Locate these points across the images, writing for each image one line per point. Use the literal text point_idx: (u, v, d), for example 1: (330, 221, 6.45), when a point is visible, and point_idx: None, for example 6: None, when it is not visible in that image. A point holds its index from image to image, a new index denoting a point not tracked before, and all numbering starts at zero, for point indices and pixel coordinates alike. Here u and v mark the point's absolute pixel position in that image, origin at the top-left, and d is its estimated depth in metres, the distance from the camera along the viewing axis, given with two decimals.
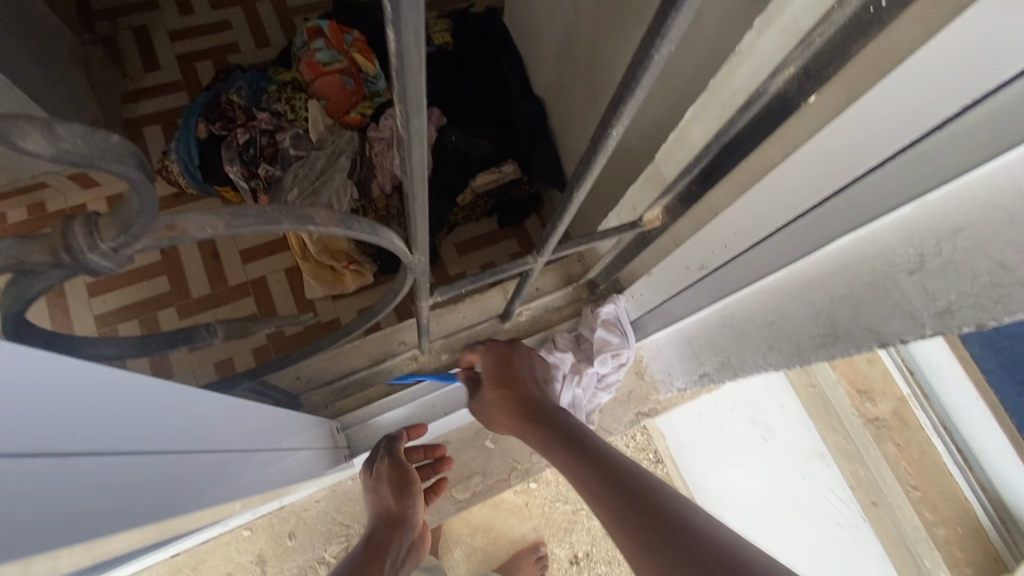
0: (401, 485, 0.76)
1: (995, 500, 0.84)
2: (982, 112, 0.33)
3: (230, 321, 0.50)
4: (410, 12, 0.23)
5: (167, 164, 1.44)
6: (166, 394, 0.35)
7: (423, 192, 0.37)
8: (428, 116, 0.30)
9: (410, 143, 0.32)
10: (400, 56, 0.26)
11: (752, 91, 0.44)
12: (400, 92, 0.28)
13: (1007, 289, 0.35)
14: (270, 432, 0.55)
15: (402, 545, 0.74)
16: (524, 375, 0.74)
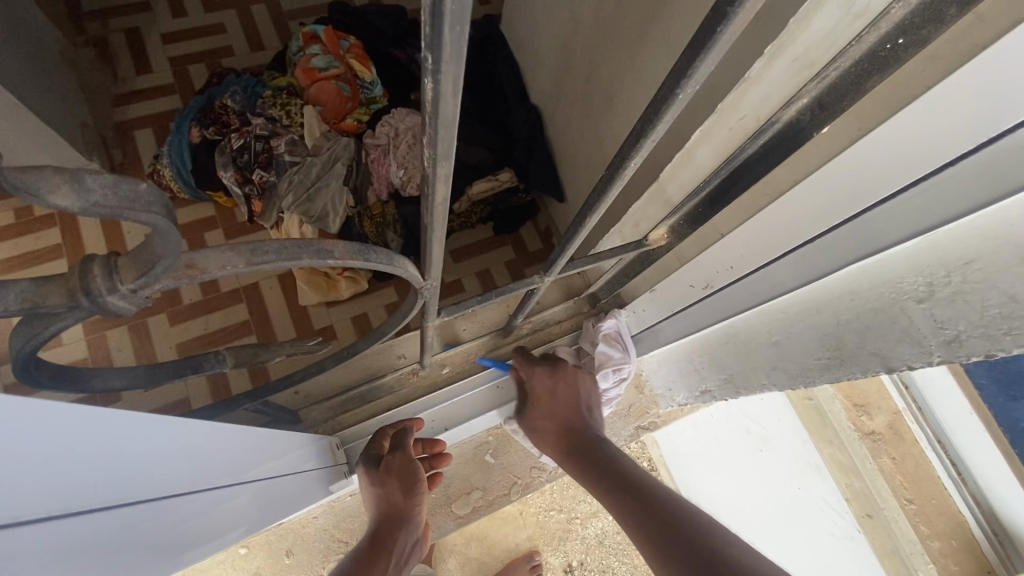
0: (406, 481, 0.71)
1: (988, 513, 0.87)
2: (995, 150, 0.34)
3: (238, 348, 0.49)
4: (450, 63, 0.23)
5: (159, 168, 1.42)
6: (134, 436, 0.34)
7: (442, 224, 0.37)
8: (455, 159, 0.30)
9: (434, 182, 0.32)
10: (431, 96, 0.26)
11: (763, 119, 0.45)
12: (432, 137, 0.28)
13: (1017, 322, 0.35)
14: (255, 458, 0.53)
15: (407, 539, 0.69)
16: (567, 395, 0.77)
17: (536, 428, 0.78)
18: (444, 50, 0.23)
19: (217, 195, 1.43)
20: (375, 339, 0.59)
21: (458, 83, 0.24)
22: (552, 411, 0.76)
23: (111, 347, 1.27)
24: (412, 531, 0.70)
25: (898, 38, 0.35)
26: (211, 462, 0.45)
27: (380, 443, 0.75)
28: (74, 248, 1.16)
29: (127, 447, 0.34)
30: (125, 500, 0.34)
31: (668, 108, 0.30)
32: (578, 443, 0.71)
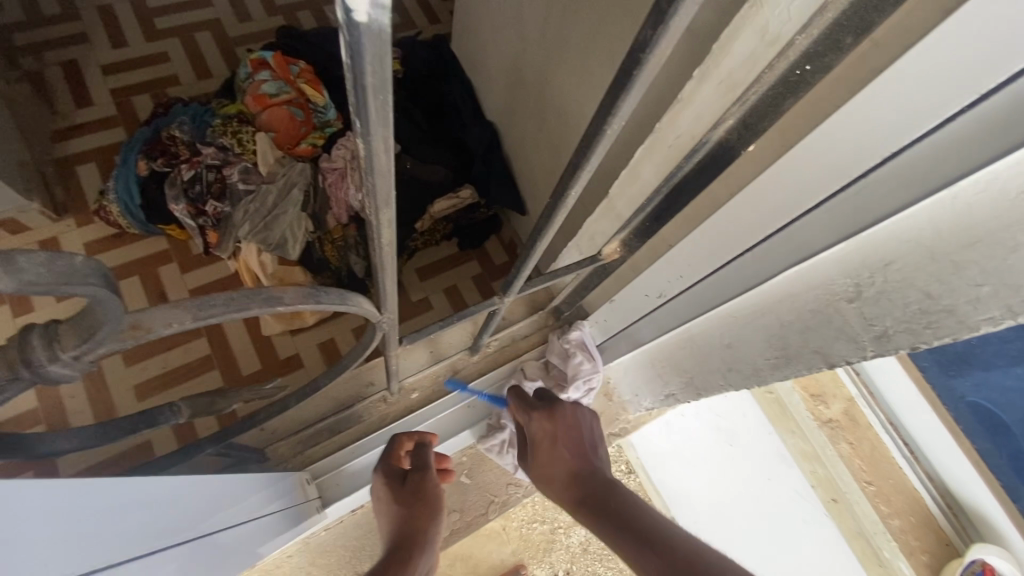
0: (431, 504, 0.66)
1: (943, 489, 0.91)
2: (898, 164, 0.37)
3: (194, 397, 0.48)
4: (377, 124, 0.25)
5: (104, 204, 1.38)
6: (79, 497, 0.33)
7: (391, 261, 0.38)
8: (394, 204, 0.31)
9: (377, 225, 0.33)
10: (365, 148, 0.27)
11: (696, 139, 0.47)
12: (368, 187, 0.29)
13: (934, 317, 0.39)
14: (213, 507, 0.52)
15: (427, 566, 0.61)
16: (563, 444, 0.72)
17: (546, 485, 0.71)
18: (370, 112, 0.24)
19: (170, 229, 1.39)
20: (336, 372, 0.58)
21: (386, 135, 0.25)
22: (556, 458, 0.71)
23: (64, 395, 1.21)
24: (429, 557, 0.62)
25: (805, 65, 0.37)
26: (177, 510, 0.45)
27: (400, 456, 0.73)
28: (18, 305, 1.09)
29: (85, 510, 0.33)
30: (98, 562, 0.33)
31: (598, 142, 0.31)
32: (597, 496, 0.63)
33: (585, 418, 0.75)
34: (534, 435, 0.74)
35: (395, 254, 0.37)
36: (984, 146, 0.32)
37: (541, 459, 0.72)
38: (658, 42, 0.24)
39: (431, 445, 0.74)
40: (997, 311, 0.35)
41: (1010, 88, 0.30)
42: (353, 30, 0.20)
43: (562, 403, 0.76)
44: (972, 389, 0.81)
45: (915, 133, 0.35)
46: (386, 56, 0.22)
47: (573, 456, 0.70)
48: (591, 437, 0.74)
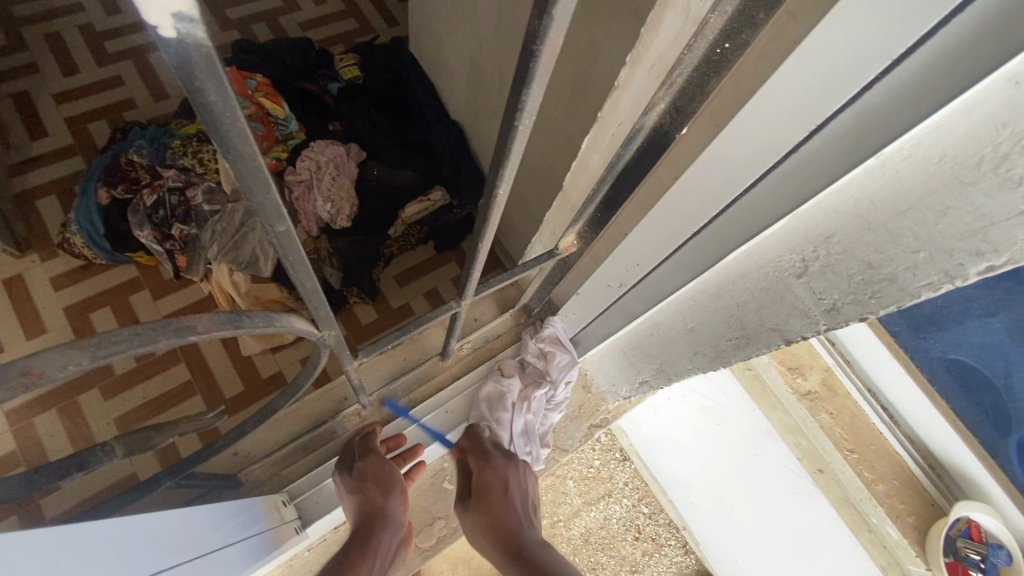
0: (379, 484, 0.72)
1: (925, 450, 0.90)
2: (820, 140, 0.36)
3: (129, 436, 0.46)
4: (243, 149, 0.26)
5: (68, 236, 1.34)
6: (54, 546, 0.33)
7: (310, 278, 0.38)
8: (292, 221, 0.32)
9: (284, 247, 0.34)
10: (235, 169, 0.27)
11: (632, 126, 0.47)
12: (256, 209, 0.30)
13: (876, 287, 0.38)
14: (189, 537, 0.50)
15: (389, 540, 0.72)
16: (506, 506, 0.77)
17: (474, 523, 0.78)
18: (235, 142, 0.25)
19: (138, 256, 1.36)
20: (294, 393, 0.57)
21: (257, 158, 0.26)
22: (489, 511, 0.77)
23: (41, 434, 1.18)
24: (392, 533, 0.72)
25: (725, 43, 0.37)
26: (155, 546, 0.44)
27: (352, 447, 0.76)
28: None
29: (46, 559, 0.32)
30: None
31: (512, 138, 0.31)
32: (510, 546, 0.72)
33: (518, 483, 0.81)
34: (484, 491, 0.78)
35: (312, 268, 0.38)
36: (901, 114, 0.32)
37: (485, 506, 0.77)
38: (546, 33, 0.24)
39: (376, 436, 0.76)
40: (935, 277, 0.35)
41: (917, 54, 0.30)
42: (178, 51, 0.20)
43: (513, 471, 0.81)
44: (953, 344, 0.80)
45: (831, 109, 0.34)
46: (235, 95, 0.23)
47: (505, 507, 0.77)
48: (523, 499, 0.80)
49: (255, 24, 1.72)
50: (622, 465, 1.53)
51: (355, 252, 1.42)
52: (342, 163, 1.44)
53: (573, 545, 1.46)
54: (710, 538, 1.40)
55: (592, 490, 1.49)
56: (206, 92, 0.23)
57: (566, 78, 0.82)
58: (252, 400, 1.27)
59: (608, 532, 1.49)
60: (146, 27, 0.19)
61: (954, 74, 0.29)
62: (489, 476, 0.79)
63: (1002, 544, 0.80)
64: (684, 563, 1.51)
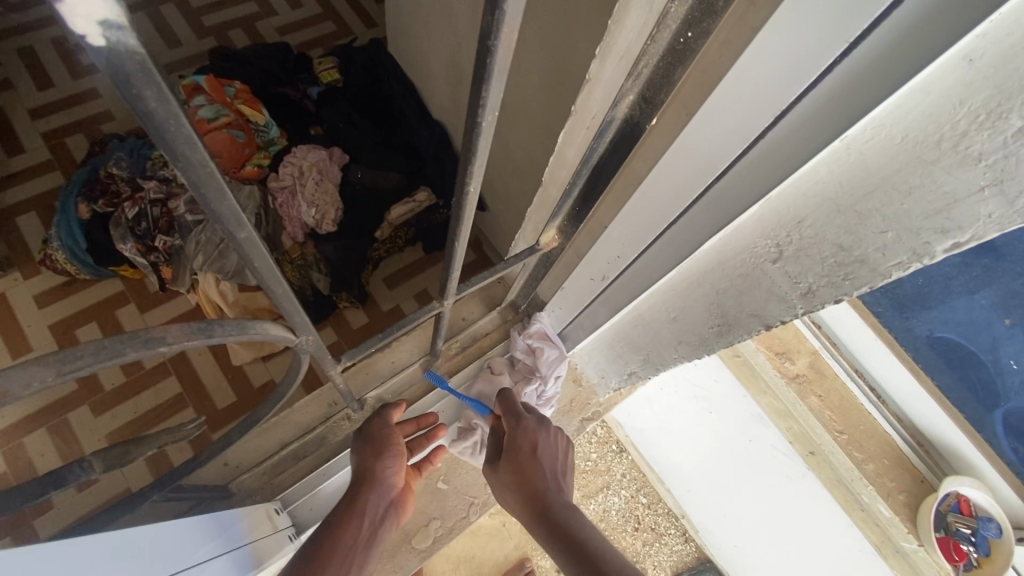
0: (376, 445, 0.67)
1: (912, 429, 0.91)
2: (782, 128, 0.37)
3: (107, 452, 0.46)
4: (191, 156, 0.26)
5: (50, 252, 1.32)
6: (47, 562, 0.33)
7: (281, 284, 0.39)
8: (252, 229, 0.32)
9: (249, 254, 0.34)
10: (187, 176, 0.27)
11: (603, 119, 0.47)
12: (214, 218, 0.31)
13: (850, 268, 0.39)
14: (184, 549, 0.50)
15: (378, 504, 0.67)
16: (537, 471, 0.69)
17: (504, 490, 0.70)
18: (181, 150, 0.25)
19: (123, 269, 1.35)
20: (276, 401, 0.57)
21: (207, 165, 0.26)
22: (518, 478, 0.68)
23: (32, 454, 1.17)
24: (381, 496, 0.67)
25: (687, 33, 0.37)
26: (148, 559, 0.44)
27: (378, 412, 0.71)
28: None
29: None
30: None
31: (476, 135, 0.31)
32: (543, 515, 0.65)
33: (548, 448, 0.71)
34: (513, 450, 0.70)
35: (281, 275, 0.38)
36: (862, 98, 0.32)
37: (513, 472, 0.69)
38: (500, 27, 0.24)
39: (393, 410, 0.70)
40: (904, 256, 0.35)
41: (869, 40, 0.30)
42: (109, 58, 0.20)
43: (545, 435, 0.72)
44: (939, 322, 0.81)
45: (791, 96, 0.34)
46: (174, 102, 0.23)
47: (537, 475, 0.68)
48: (556, 466, 0.71)
49: (230, 30, 1.70)
50: (620, 456, 1.54)
51: (342, 256, 1.42)
52: (325, 168, 1.43)
53: None
54: (709, 524, 1.41)
55: (591, 483, 1.50)
56: (144, 98, 0.22)
57: (545, 73, 0.82)
58: (244, 409, 1.26)
59: (608, 524, 1.49)
60: (72, 36, 0.19)
61: (910, 55, 0.29)
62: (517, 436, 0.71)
63: (991, 516, 0.80)
64: (684, 551, 1.52)
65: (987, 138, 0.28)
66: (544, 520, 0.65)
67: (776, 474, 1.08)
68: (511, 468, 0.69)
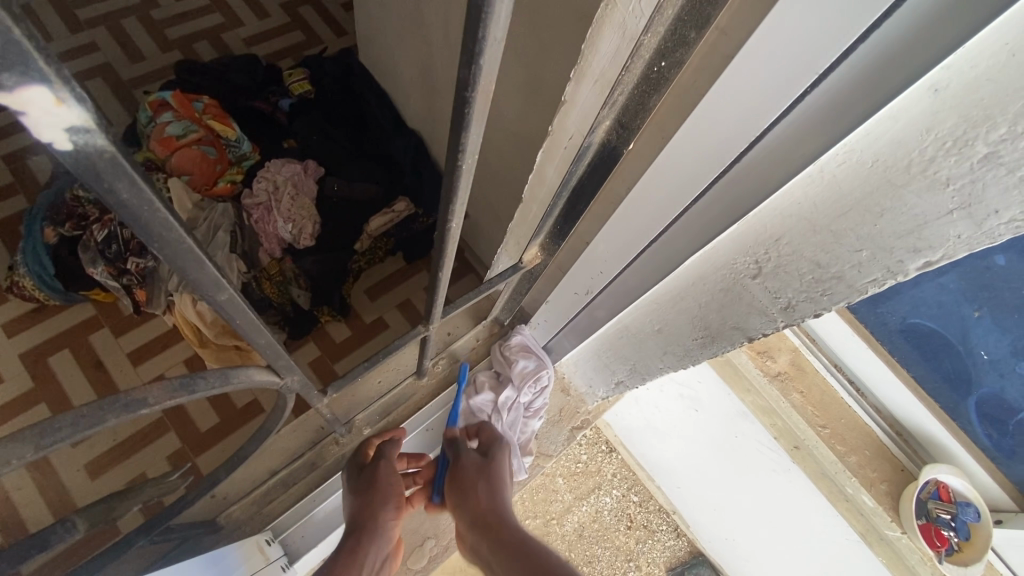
0: (380, 488, 0.67)
1: (890, 419, 0.94)
2: (757, 154, 0.37)
3: (88, 507, 0.44)
4: (165, 226, 0.26)
5: (16, 279, 1.28)
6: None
7: (263, 331, 0.38)
8: (232, 285, 0.32)
9: (227, 308, 0.34)
10: (171, 246, 0.27)
11: (580, 143, 0.47)
12: (191, 277, 0.30)
13: (827, 285, 0.40)
14: None
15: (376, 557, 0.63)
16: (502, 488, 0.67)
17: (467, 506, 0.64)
18: (152, 221, 0.25)
19: (94, 293, 1.31)
20: (263, 437, 0.56)
21: (181, 234, 0.26)
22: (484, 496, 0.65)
23: (8, 491, 1.13)
24: (378, 550, 0.64)
25: (661, 62, 0.37)
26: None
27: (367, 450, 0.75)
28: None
29: None
30: None
31: (457, 176, 0.31)
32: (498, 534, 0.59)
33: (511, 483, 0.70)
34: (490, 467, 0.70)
35: (263, 323, 0.37)
36: (833, 127, 0.33)
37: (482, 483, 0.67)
38: (477, 80, 0.24)
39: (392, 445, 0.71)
40: (879, 273, 0.36)
41: (836, 72, 0.31)
42: (75, 149, 0.21)
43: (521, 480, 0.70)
44: (910, 309, 0.84)
45: (762, 126, 0.35)
46: (143, 174, 0.23)
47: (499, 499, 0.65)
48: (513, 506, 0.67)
49: (196, 43, 1.67)
50: (610, 456, 1.55)
51: (321, 270, 1.39)
52: (300, 182, 1.42)
53: (568, 542, 1.47)
54: (702, 519, 1.43)
55: (583, 485, 1.50)
56: (116, 186, 0.23)
57: (519, 83, 0.81)
58: (227, 431, 1.24)
59: (601, 525, 1.50)
60: (39, 142, 0.20)
61: (878, 87, 0.30)
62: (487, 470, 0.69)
63: (969, 501, 0.85)
64: (677, 547, 1.54)
65: (953, 164, 0.29)
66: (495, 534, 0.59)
67: (763, 467, 1.09)
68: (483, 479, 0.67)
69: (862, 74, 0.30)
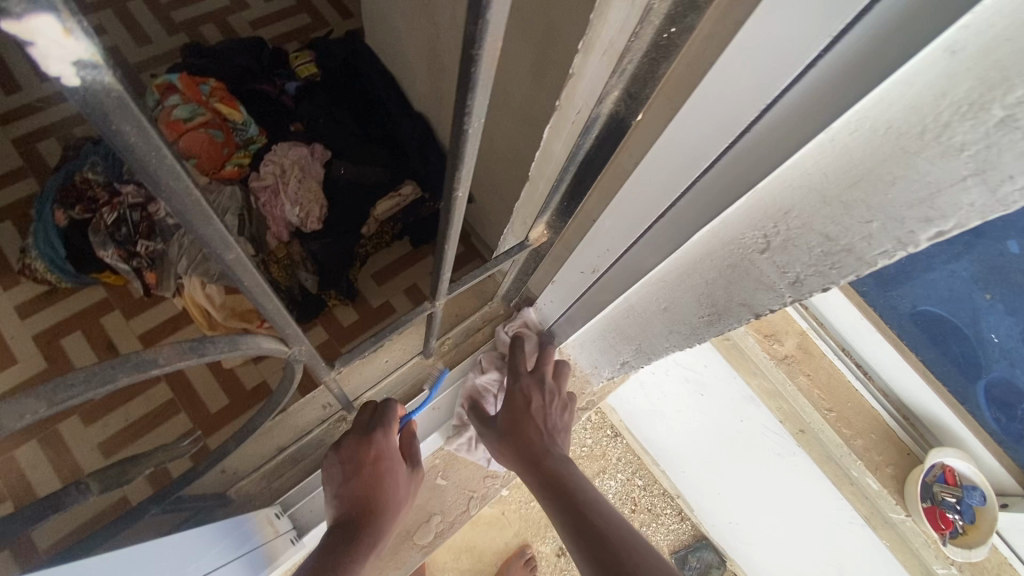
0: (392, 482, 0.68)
1: (898, 403, 0.94)
2: (766, 123, 0.37)
3: (102, 472, 0.45)
4: (172, 182, 0.26)
5: (28, 261, 1.29)
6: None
7: (272, 298, 0.39)
8: (238, 246, 0.32)
9: (235, 272, 0.34)
10: (176, 196, 0.27)
11: (588, 115, 0.47)
12: (198, 238, 0.31)
13: (836, 258, 0.40)
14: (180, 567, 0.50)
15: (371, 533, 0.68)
16: (536, 430, 0.72)
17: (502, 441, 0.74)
18: (163, 177, 0.25)
19: (105, 276, 1.32)
20: (272, 408, 0.57)
21: (188, 192, 0.27)
22: (519, 439, 0.72)
23: (24, 467, 1.15)
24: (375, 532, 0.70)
25: (671, 28, 0.37)
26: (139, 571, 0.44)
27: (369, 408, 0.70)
28: None
29: None
30: None
31: (463, 141, 0.31)
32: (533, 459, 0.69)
33: (545, 407, 0.75)
34: (510, 408, 0.75)
35: (271, 290, 0.38)
36: (844, 93, 0.32)
37: (509, 426, 0.73)
38: (483, 37, 0.24)
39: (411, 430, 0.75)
40: (889, 245, 0.36)
41: (849, 36, 0.30)
42: (86, 96, 0.21)
43: (544, 394, 0.76)
44: (922, 296, 0.84)
45: (771, 94, 0.34)
46: (152, 128, 0.24)
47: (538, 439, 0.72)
48: (553, 427, 0.75)
49: (202, 26, 1.66)
50: (614, 440, 1.57)
51: (327, 254, 1.41)
52: (307, 165, 1.42)
53: None
54: (706, 503, 1.43)
55: (587, 469, 1.52)
56: (129, 137, 0.23)
57: (527, 63, 0.81)
58: (237, 412, 1.26)
59: None
60: (49, 78, 0.20)
61: (892, 48, 0.29)
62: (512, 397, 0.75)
63: (977, 485, 0.86)
64: (680, 530, 1.56)
65: (969, 128, 0.29)
66: (533, 469, 0.69)
67: (770, 452, 1.09)
68: (513, 416, 0.74)
69: (875, 35, 0.29)
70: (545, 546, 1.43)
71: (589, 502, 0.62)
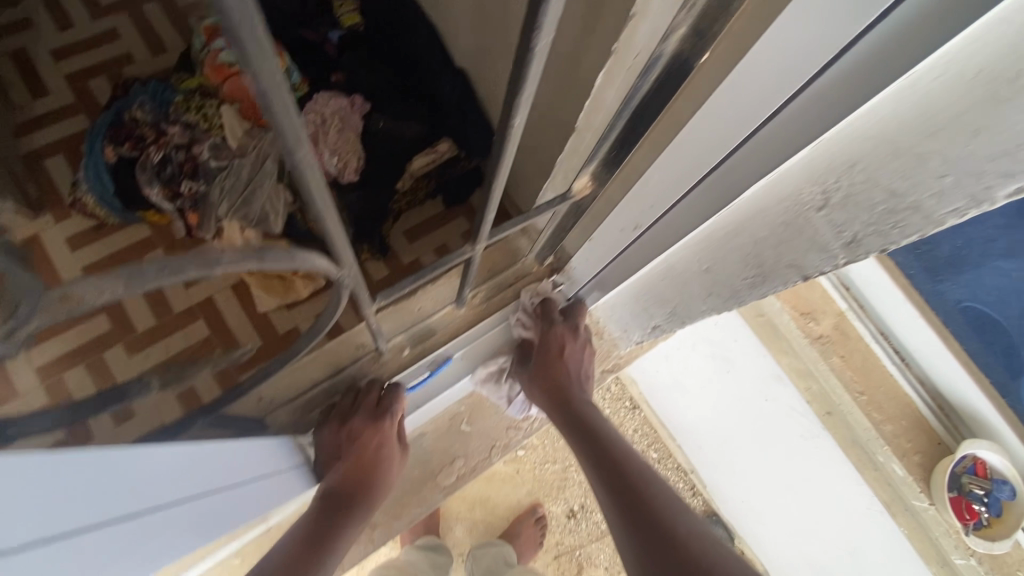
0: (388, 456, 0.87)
1: (935, 392, 0.91)
2: (843, 65, 0.35)
3: None
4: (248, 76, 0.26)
5: (80, 196, 1.35)
6: (88, 457, 0.32)
7: (332, 217, 0.40)
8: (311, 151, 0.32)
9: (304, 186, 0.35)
10: (258, 88, 0.27)
11: (651, 55, 0.44)
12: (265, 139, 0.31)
13: (900, 216, 0.39)
14: (211, 473, 0.51)
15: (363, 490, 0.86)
16: (563, 372, 0.87)
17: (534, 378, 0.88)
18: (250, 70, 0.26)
19: (149, 215, 1.35)
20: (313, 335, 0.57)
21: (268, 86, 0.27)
22: (549, 377, 0.87)
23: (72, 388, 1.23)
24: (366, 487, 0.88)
25: None
26: (180, 470, 0.45)
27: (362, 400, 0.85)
28: None
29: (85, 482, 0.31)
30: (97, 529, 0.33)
31: None
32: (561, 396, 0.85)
33: (574, 352, 0.89)
34: (545, 351, 0.88)
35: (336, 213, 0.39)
36: (939, 30, 0.30)
37: (543, 367, 0.87)
38: None
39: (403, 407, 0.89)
40: (961, 202, 0.34)
41: None
42: None
43: (575, 340, 0.89)
44: (967, 293, 0.83)
45: (857, 29, 0.32)
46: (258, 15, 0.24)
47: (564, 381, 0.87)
48: (577, 370, 0.90)
49: None
50: (631, 412, 1.59)
51: (364, 207, 1.42)
52: (347, 116, 1.40)
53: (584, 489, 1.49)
54: (721, 479, 1.44)
55: None
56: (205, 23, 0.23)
57: None
58: (270, 355, 1.28)
59: None
60: None
61: None
62: (549, 340, 0.87)
63: (1006, 480, 0.82)
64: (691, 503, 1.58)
65: None
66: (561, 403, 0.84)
67: (791, 432, 1.08)
68: (546, 358, 0.88)
69: None
70: (556, 507, 1.47)
71: (603, 432, 0.78)
